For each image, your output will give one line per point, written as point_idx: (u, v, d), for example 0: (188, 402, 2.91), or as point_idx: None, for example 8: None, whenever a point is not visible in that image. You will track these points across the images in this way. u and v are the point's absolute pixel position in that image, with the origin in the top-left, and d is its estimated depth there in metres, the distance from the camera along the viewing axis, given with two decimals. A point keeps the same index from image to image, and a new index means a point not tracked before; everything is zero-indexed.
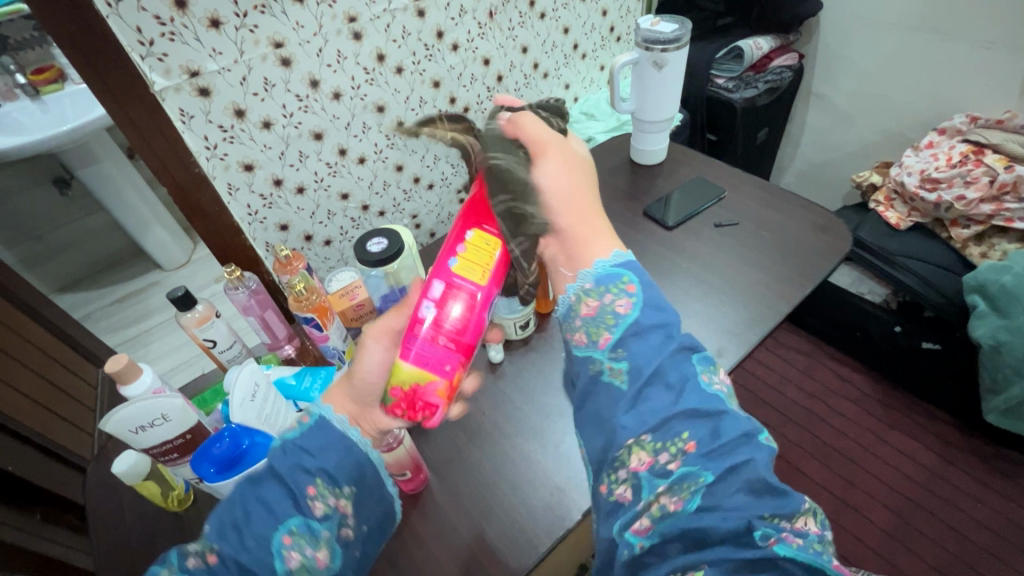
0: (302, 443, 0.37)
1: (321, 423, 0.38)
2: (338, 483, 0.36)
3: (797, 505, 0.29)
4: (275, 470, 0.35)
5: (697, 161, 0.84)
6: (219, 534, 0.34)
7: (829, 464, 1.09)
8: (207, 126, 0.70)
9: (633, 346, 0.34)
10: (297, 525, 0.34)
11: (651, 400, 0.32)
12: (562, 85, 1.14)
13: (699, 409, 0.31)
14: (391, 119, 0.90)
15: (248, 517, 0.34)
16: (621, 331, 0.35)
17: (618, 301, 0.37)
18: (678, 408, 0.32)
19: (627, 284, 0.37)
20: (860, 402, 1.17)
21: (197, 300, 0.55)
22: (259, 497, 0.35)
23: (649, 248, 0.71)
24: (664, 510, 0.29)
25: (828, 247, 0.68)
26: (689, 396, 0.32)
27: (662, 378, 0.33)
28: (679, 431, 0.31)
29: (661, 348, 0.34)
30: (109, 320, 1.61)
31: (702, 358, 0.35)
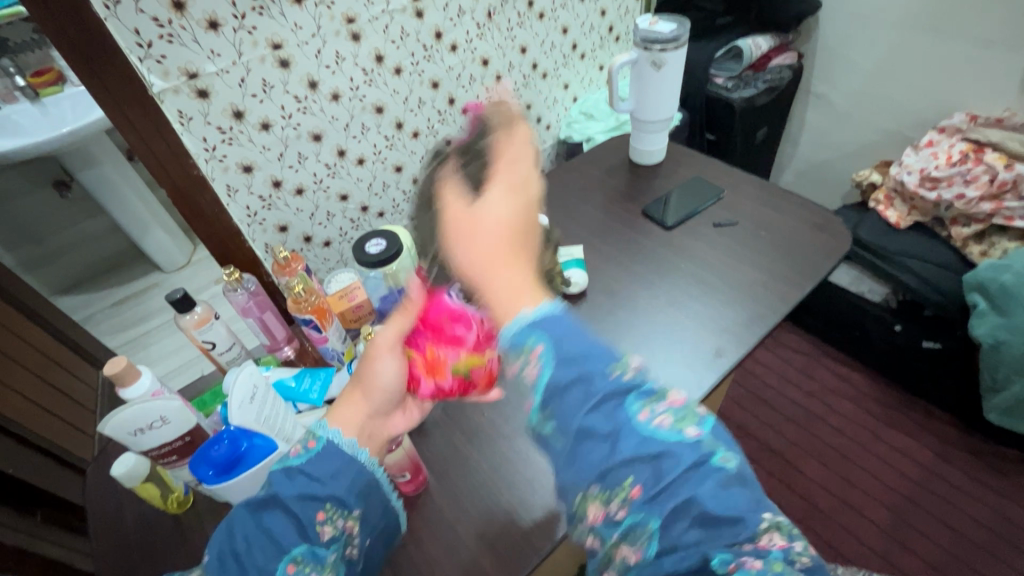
0: (308, 471, 0.38)
1: (328, 447, 0.39)
2: (346, 505, 0.38)
3: (754, 526, 0.28)
4: (283, 499, 0.36)
5: (696, 160, 0.84)
6: (224, 564, 0.34)
7: (830, 463, 1.08)
8: (207, 127, 0.70)
9: (559, 405, 0.32)
10: (305, 553, 0.35)
11: (587, 454, 0.31)
12: (561, 85, 1.14)
13: (635, 456, 0.29)
14: (391, 119, 0.90)
15: (250, 547, 0.35)
16: (541, 393, 0.33)
17: (529, 365, 0.35)
18: (614, 458, 0.30)
19: (533, 341, 0.35)
20: (860, 401, 1.17)
21: (196, 302, 0.55)
22: (264, 527, 0.35)
23: (649, 247, 0.71)
24: (626, 560, 0.29)
25: (828, 247, 0.68)
26: (624, 443, 0.30)
27: (592, 437, 0.31)
28: (621, 478, 0.29)
29: (583, 402, 0.32)
30: (108, 322, 1.61)
31: (641, 388, 0.32)
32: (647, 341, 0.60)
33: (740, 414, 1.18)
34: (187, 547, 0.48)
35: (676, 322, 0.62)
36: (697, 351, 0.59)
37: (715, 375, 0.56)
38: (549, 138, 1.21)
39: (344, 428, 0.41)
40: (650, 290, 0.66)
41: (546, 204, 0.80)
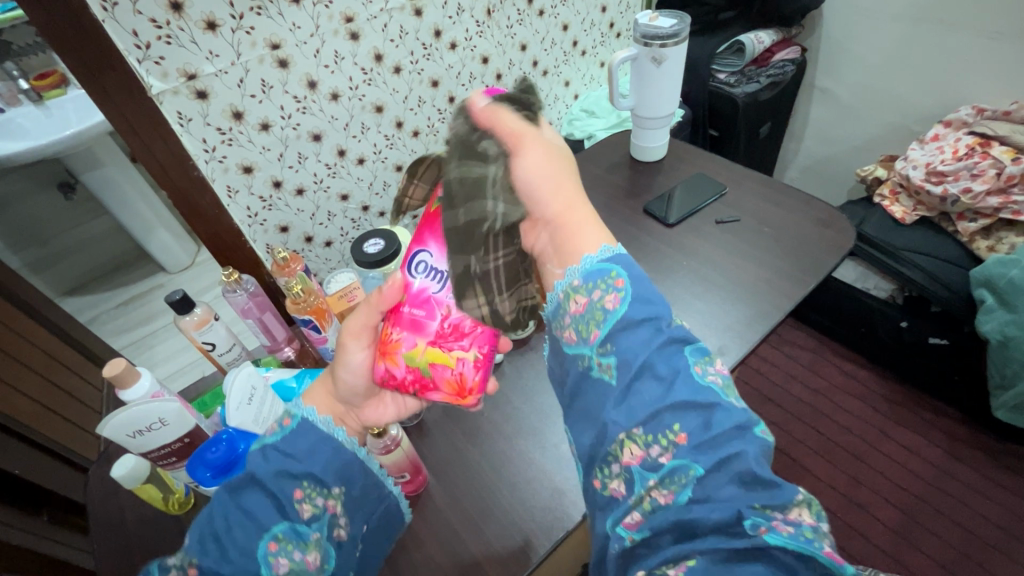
0: (285, 453, 0.39)
1: (303, 425, 0.41)
2: (325, 484, 0.39)
3: (787, 497, 0.30)
4: (260, 478, 0.37)
5: (699, 157, 0.83)
6: (203, 544, 0.35)
7: (835, 461, 1.08)
8: (206, 128, 0.70)
9: (625, 343, 0.36)
10: (286, 531, 0.36)
11: (642, 394, 0.34)
12: (561, 83, 1.14)
13: (691, 400, 0.33)
14: (391, 118, 0.90)
15: (231, 526, 0.35)
16: (608, 326, 0.37)
17: (606, 298, 0.38)
18: (669, 399, 0.33)
19: (615, 281, 0.39)
20: (866, 398, 1.16)
21: (196, 303, 0.55)
22: (243, 507, 0.36)
23: (650, 245, 0.71)
24: (657, 500, 0.32)
25: (831, 243, 0.67)
26: (680, 389, 0.33)
27: (652, 372, 0.34)
28: (670, 423, 0.32)
29: (647, 343, 0.35)
30: (113, 323, 1.62)
31: (693, 349, 0.37)
32: None
33: None
34: None
35: (677, 321, 0.61)
36: None
37: None
38: None
39: (318, 406, 0.43)
40: None
41: None
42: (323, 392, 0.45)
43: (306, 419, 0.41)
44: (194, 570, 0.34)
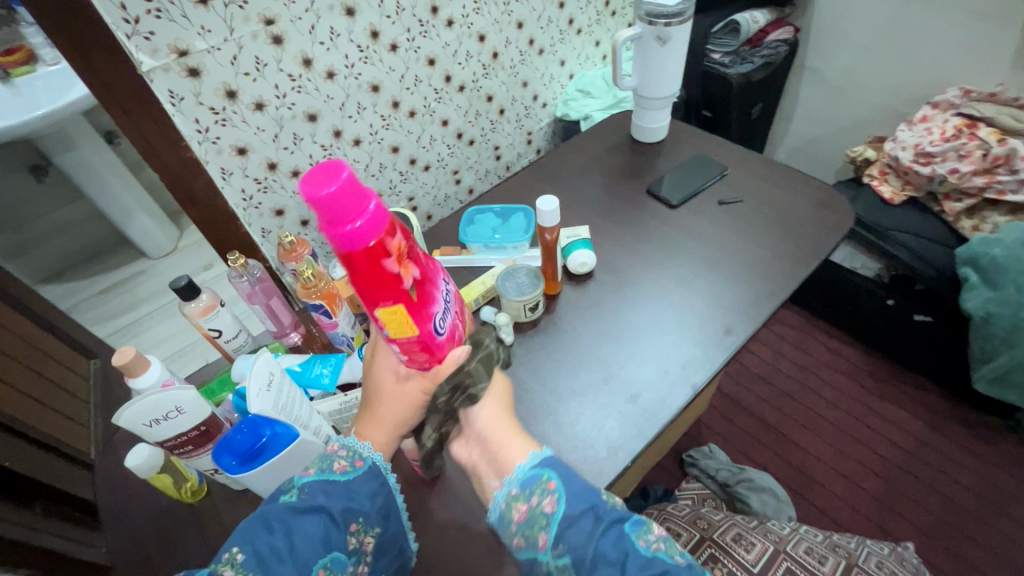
0: (348, 489, 0.41)
1: (372, 470, 0.42)
2: (372, 525, 0.41)
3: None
4: (330, 508, 0.38)
5: (699, 138, 0.83)
6: (262, 561, 0.35)
7: (822, 435, 1.11)
8: (199, 108, 0.68)
9: (568, 535, 0.38)
10: (334, 560, 0.37)
11: None
12: (557, 62, 1.12)
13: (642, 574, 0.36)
14: (387, 98, 0.88)
15: (292, 547, 0.36)
16: (553, 528, 0.38)
17: (543, 502, 0.40)
18: None
19: (548, 478, 0.40)
20: (852, 373, 1.20)
21: (201, 289, 0.54)
22: (304, 530, 0.37)
23: (652, 226, 0.71)
24: None
25: (831, 223, 0.68)
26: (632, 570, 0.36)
27: (611, 564, 0.36)
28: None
29: (590, 536, 0.37)
30: (96, 310, 1.58)
31: (633, 522, 0.39)
32: (656, 324, 0.60)
33: (736, 389, 1.20)
34: (205, 537, 0.48)
35: (682, 301, 0.62)
36: (705, 330, 0.59)
37: (725, 353, 0.56)
38: (546, 116, 1.19)
39: (382, 447, 0.44)
40: (656, 270, 0.66)
41: (549, 184, 0.79)
42: (382, 429, 0.44)
43: (377, 465, 0.43)
44: None
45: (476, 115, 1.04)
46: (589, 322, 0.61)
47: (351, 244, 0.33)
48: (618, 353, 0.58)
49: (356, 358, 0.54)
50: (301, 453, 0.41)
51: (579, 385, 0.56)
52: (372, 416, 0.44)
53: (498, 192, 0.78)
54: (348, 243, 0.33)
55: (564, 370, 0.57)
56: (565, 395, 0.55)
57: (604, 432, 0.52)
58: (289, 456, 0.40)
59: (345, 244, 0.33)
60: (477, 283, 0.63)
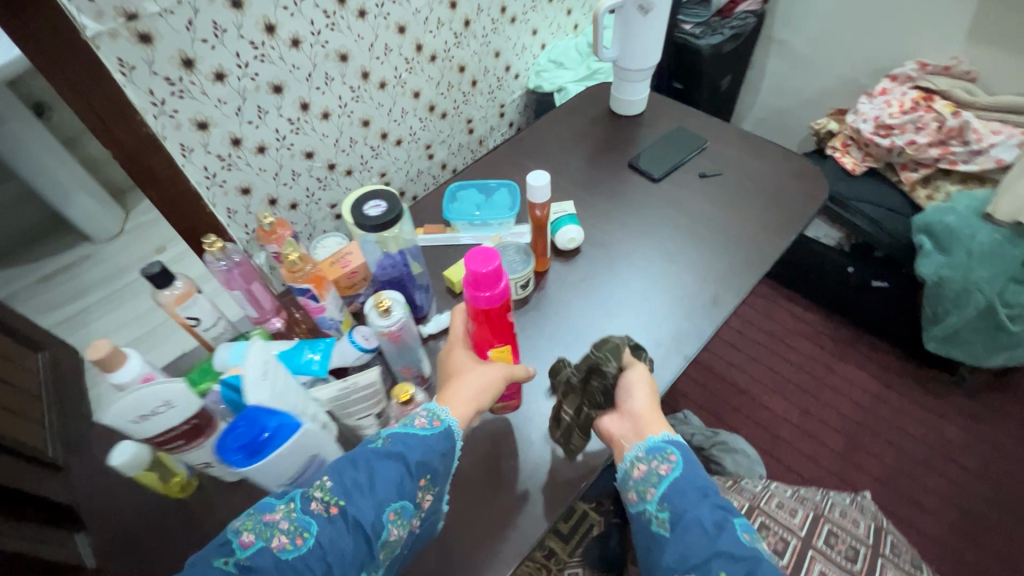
0: (424, 442, 0.42)
1: (446, 432, 0.43)
2: (435, 482, 0.43)
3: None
4: (408, 459, 0.41)
5: (676, 111, 0.83)
6: (349, 490, 0.38)
7: (788, 397, 1.17)
8: (153, 78, 0.63)
9: (676, 495, 0.42)
10: (402, 508, 0.39)
11: (690, 542, 0.39)
12: (529, 31, 1.09)
13: (732, 551, 0.37)
14: (356, 68, 0.83)
15: (373, 485, 0.39)
16: (664, 487, 0.42)
17: (662, 465, 0.44)
18: (714, 548, 0.38)
19: (671, 452, 0.44)
20: (814, 338, 1.26)
21: (175, 276, 0.51)
22: (383, 473, 0.39)
23: (636, 199, 0.71)
24: None
25: (808, 193, 0.70)
26: (724, 540, 0.38)
27: (704, 536, 0.39)
28: (716, 568, 0.37)
29: (699, 503, 0.41)
30: (37, 300, 1.47)
31: (742, 519, 0.41)
32: (646, 298, 0.61)
33: (708, 357, 1.25)
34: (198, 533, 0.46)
35: (670, 274, 0.63)
36: (694, 302, 0.60)
37: (714, 324, 0.57)
38: (518, 88, 1.16)
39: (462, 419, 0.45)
40: (642, 244, 0.66)
41: (529, 157, 0.77)
42: (465, 405, 0.46)
43: (453, 428, 0.44)
44: (338, 509, 0.37)
45: (448, 87, 1.01)
46: (581, 299, 0.61)
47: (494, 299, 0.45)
48: (611, 328, 0.58)
49: (346, 343, 0.52)
50: (307, 442, 0.39)
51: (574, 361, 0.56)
52: (452, 393, 0.46)
53: (478, 167, 0.76)
54: (484, 303, 0.46)
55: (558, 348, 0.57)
56: None
57: None
58: (294, 447, 0.38)
59: (488, 298, 0.45)
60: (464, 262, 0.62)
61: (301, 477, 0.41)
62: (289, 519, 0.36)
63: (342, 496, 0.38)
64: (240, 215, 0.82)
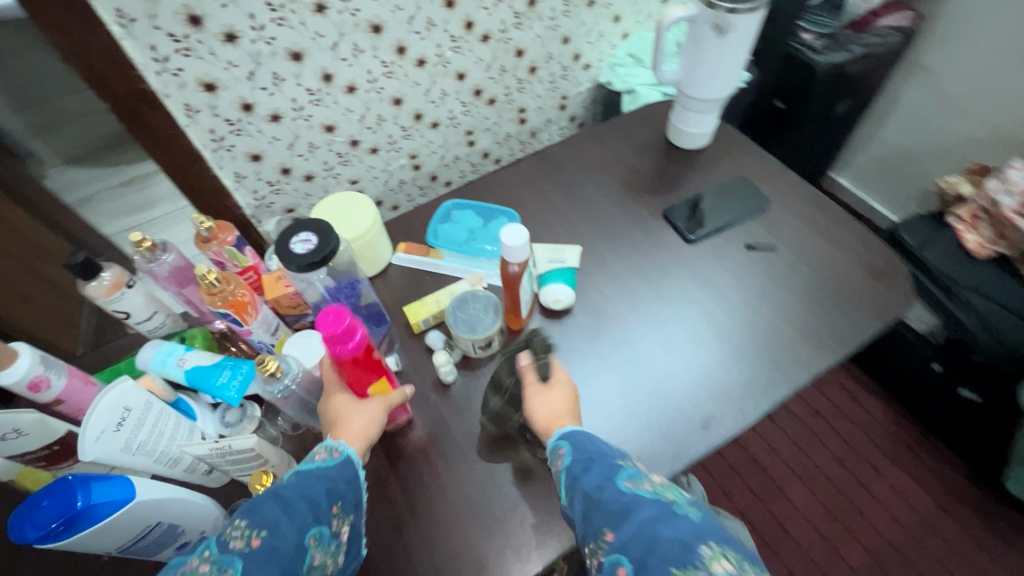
0: (328, 472, 0.36)
1: (346, 462, 0.38)
2: (351, 510, 0.37)
3: (700, 552, 0.30)
4: (318, 486, 0.35)
5: (746, 155, 0.68)
6: (266, 521, 0.31)
7: (815, 490, 1.02)
8: (154, 33, 0.58)
9: (569, 475, 0.38)
10: (322, 533, 0.33)
11: (586, 512, 0.35)
12: (609, 18, 0.93)
13: (611, 507, 0.34)
14: (390, 42, 0.74)
15: (292, 513, 0.32)
16: (561, 476, 0.39)
17: (556, 457, 0.40)
18: (602, 513, 0.34)
19: (561, 446, 0.40)
20: (869, 430, 1.08)
21: (105, 265, 0.47)
22: (293, 501, 0.33)
23: (657, 258, 0.59)
24: None
25: (881, 302, 0.54)
26: (608, 501, 0.34)
27: (593, 503, 0.35)
28: (601, 529, 0.33)
29: (584, 472, 0.37)
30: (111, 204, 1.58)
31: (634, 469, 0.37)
32: (627, 394, 0.50)
33: None
34: None
35: (664, 368, 0.51)
36: (682, 413, 0.49)
37: (694, 453, 0.46)
38: (587, 80, 1.03)
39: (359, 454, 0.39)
40: (645, 320, 0.55)
41: (550, 181, 0.67)
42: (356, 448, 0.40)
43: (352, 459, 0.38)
44: (261, 541, 0.30)
45: (500, 71, 0.90)
46: None
47: (356, 347, 0.37)
48: None
49: None
50: (139, 514, 0.34)
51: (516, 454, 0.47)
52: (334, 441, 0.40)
53: (490, 182, 0.66)
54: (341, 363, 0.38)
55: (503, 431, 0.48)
56: (496, 463, 0.47)
57: (524, 523, 0.43)
58: (117, 521, 0.32)
59: (350, 352, 0.37)
60: (430, 299, 0.55)
61: (135, 546, 0.35)
62: (207, 562, 0.29)
63: (265, 525, 0.31)
64: (249, 180, 0.79)
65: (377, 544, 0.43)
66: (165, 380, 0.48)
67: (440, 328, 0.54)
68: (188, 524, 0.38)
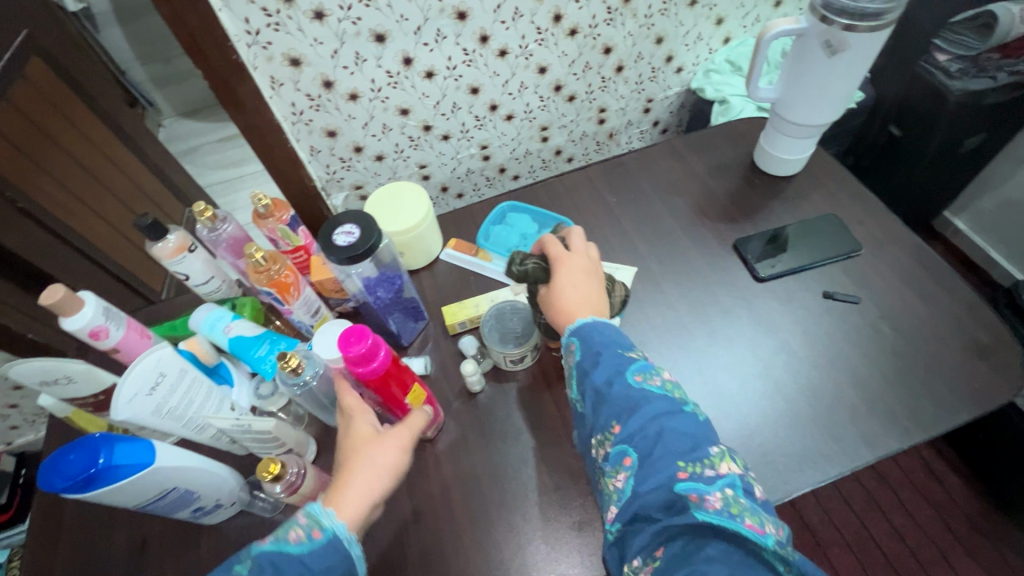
0: (300, 564, 0.32)
1: (328, 545, 0.33)
2: None
3: (708, 453, 0.32)
4: None
5: (842, 190, 0.60)
6: None
7: (867, 563, 0.92)
8: (249, 7, 0.61)
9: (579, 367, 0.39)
10: None
11: (592, 404, 0.37)
12: (712, 19, 0.86)
13: (620, 399, 0.36)
14: (473, 30, 0.73)
15: None
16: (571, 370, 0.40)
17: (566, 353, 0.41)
18: (611, 403, 0.36)
19: (572, 342, 0.40)
20: (942, 509, 0.95)
21: (172, 228, 0.50)
22: None
23: (718, 293, 0.55)
24: (617, 485, 0.34)
25: (977, 385, 0.46)
26: (616, 393, 0.36)
27: (603, 397, 0.37)
28: (611, 420, 0.35)
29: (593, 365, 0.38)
30: (211, 157, 1.71)
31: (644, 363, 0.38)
32: None
33: None
34: None
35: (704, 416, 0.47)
36: None
37: None
38: (677, 84, 0.96)
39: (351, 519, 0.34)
40: (693, 359, 0.51)
41: (615, 193, 0.63)
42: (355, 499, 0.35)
43: (338, 537, 0.33)
44: None
45: (584, 67, 0.86)
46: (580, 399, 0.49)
47: (378, 369, 0.37)
48: None
49: None
50: (155, 478, 0.35)
51: (529, 481, 0.45)
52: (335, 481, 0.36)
53: (553, 186, 0.64)
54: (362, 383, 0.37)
55: (520, 453, 0.46)
56: (507, 486, 0.45)
57: (526, 555, 0.42)
58: (133, 484, 0.34)
59: (370, 375, 0.37)
60: (470, 302, 0.54)
61: (152, 505, 0.37)
62: None
63: None
64: (323, 154, 0.81)
65: (378, 543, 0.43)
66: (211, 343, 0.50)
67: (475, 333, 0.53)
68: (203, 491, 0.39)
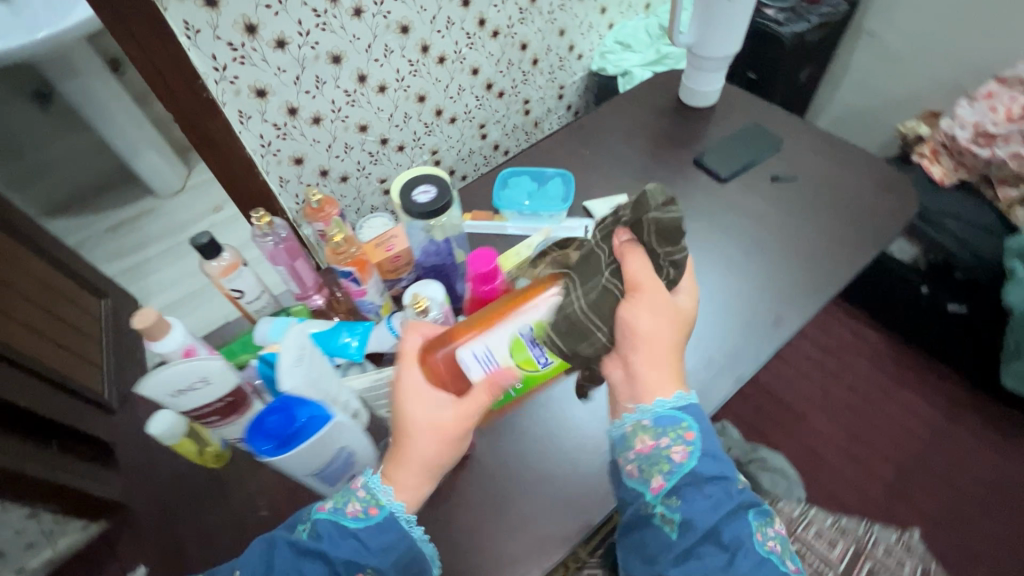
0: (359, 536, 0.38)
1: (388, 520, 0.39)
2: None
3: None
4: (329, 557, 0.37)
5: (751, 106, 0.77)
6: None
7: (839, 419, 1.10)
8: (216, 43, 0.62)
9: (689, 490, 0.37)
10: None
11: (702, 557, 0.35)
12: (597, 9, 1.02)
13: (746, 573, 0.34)
14: (415, 41, 0.80)
15: None
16: (674, 479, 0.38)
17: (675, 447, 0.39)
18: (730, 568, 0.34)
19: (689, 429, 0.39)
20: (873, 358, 1.17)
21: (222, 247, 0.50)
22: (303, 575, 0.36)
23: (696, 197, 0.67)
24: None
25: (892, 208, 0.63)
26: (742, 561, 0.34)
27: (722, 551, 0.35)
28: None
29: (716, 508, 0.36)
30: (104, 247, 1.55)
31: (758, 510, 0.38)
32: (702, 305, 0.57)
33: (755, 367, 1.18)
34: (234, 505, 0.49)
35: (727, 284, 0.59)
36: (753, 317, 0.56)
37: (773, 344, 0.54)
38: (580, 69, 1.11)
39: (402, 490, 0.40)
40: (704, 251, 0.62)
41: (587, 146, 0.74)
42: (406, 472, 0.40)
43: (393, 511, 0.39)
44: None
45: (508, 64, 0.97)
46: None
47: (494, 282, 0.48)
48: None
49: (385, 328, 0.52)
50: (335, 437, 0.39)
51: None
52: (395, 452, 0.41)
53: (535, 152, 0.73)
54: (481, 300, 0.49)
55: None
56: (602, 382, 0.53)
57: None
58: (320, 443, 0.38)
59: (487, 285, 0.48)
60: (511, 254, 0.60)
61: (324, 469, 0.40)
62: None
63: None
64: (291, 184, 0.83)
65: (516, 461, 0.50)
66: None
67: None
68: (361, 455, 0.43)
